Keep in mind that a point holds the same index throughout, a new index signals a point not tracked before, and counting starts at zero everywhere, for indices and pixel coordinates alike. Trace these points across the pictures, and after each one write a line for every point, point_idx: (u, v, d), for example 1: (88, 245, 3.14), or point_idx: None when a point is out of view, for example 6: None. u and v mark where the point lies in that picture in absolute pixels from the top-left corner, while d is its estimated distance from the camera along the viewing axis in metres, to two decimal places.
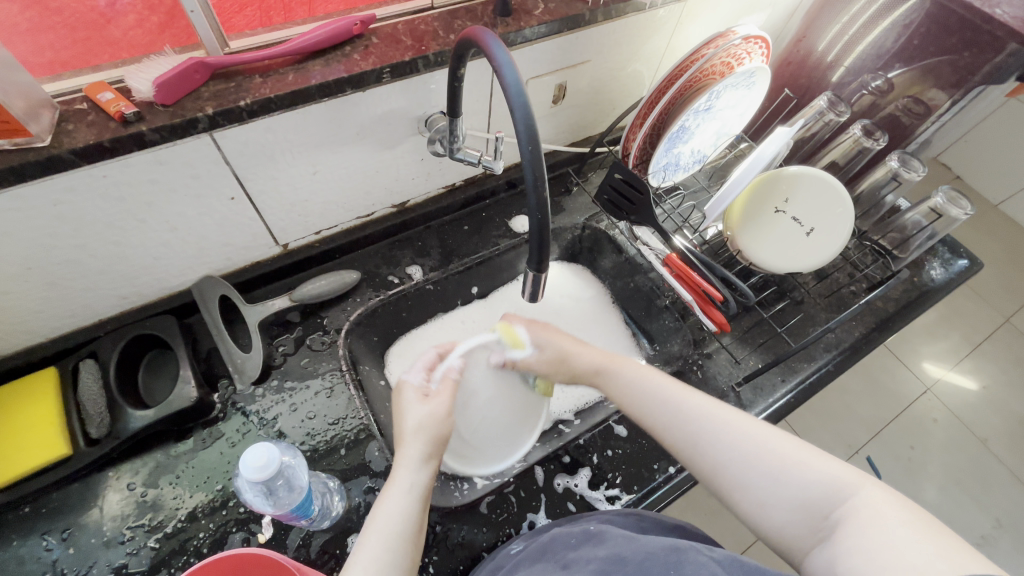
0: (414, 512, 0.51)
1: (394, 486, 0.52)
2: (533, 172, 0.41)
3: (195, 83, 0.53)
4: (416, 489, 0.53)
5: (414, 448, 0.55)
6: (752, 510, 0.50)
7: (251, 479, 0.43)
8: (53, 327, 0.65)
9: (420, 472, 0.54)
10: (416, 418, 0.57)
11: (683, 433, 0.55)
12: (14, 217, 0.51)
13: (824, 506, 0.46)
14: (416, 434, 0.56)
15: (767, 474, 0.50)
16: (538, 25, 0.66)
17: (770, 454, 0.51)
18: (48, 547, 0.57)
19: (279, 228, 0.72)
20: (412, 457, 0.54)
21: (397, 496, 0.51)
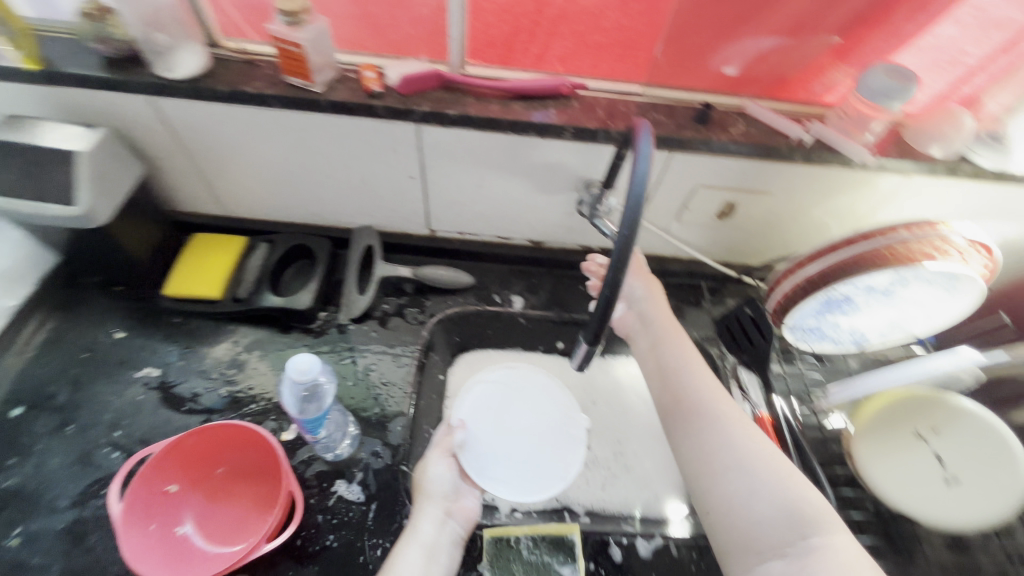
0: (422, 569, 0.58)
1: (402, 558, 0.58)
2: (619, 254, 0.43)
3: (429, 86, 0.68)
4: (427, 545, 0.60)
5: (431, 507, 0.63)
6: (732, 500, 0.53)
7: (293, 377, 0.52)
8: (261, 212, 0.86)
9: (431, 527, 0.61)
10: (435, 473, 0.66)
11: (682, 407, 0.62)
12: (278, 129, 0.71)
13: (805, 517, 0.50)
14: (434, 505, 0.63)
15: (740, 477, 0.54)
16: (727, 142, 0.68)
17: (743, 454, 0.55)
18: (170, 353, 0.76)
19: (433, 215, 0.85)
20: (427, 513, 0.62)
21: (409, 561, 0.58)
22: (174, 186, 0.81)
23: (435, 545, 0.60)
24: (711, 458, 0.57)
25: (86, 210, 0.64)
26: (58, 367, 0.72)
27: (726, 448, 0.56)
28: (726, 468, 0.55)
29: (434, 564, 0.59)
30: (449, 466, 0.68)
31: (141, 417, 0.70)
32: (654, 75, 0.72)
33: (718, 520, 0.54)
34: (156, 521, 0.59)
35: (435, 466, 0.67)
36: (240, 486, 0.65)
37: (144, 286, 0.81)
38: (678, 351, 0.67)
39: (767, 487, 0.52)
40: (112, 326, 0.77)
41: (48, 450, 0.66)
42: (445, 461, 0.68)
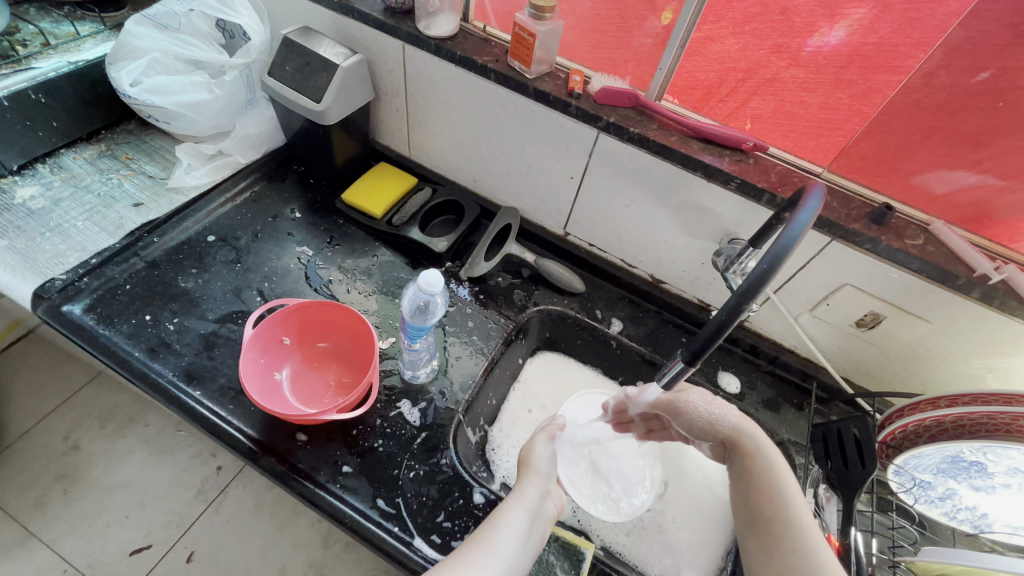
0: (524, 529, 0.55)
1: (511, 513, 0.56)
2: (750, 284, 0.45)
3: (622, 103, 0.74)
4: (532, 509, 0.58)
5: (538, 483, 0.61)
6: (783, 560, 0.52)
7: (423, 284, 0.59)
8: (436, 165, 0.99)
9: (538, 496, 0.60)
10: (541, 450, 0.66)
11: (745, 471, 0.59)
12: (484, 99, 0.82)
13: None
14: (541, 476, 0.62)
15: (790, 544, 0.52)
16: (897, 248, 0.65)
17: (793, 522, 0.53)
18: (325, 243, 0.90)
19: (573, 219, 0.91)
20: (534, 484, 0.61)
21: (515, 516, 0.56)
22: (384, 120, 0.97)
23: (537, 511, 0.58)
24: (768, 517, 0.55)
25: (323, 108, 0.80)
26: (248, 219, 0.90)
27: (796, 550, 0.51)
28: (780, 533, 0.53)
29: (534, 529, 0.57)
30: (551, 449, 0.67)
31: (286, 280, 0.84)
32: (839, 163, 0.72)
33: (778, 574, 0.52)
34: (266, 357, 0.69)
35: (544, 448, 0.67)
36: (332, 364, 0.74)
37: (328, 186, 0.97)
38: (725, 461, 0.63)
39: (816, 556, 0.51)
40: (295, 206, 0.93)
41: (216, 274, 0.82)
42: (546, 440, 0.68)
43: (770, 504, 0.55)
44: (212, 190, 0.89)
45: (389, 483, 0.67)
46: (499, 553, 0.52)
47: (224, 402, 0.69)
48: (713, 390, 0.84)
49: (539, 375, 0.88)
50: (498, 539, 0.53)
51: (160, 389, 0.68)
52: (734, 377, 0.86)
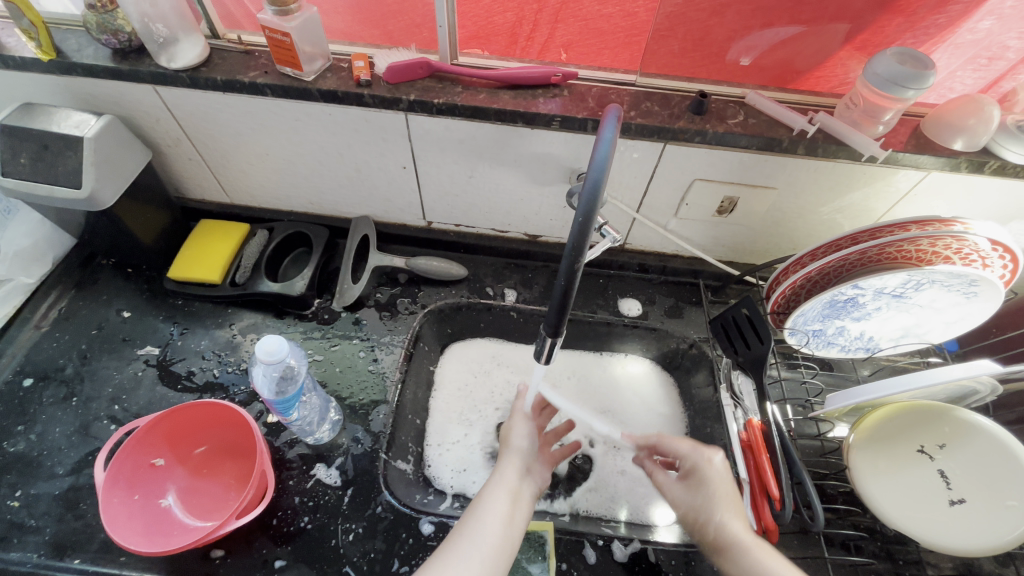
0: (496, 536, 0.54)
1: (481, 511, 0.57)
2: (574, 241, 0.42)
3: (416, 76, 0.68)
4: (512, 487, 0.60)
5: (508, 467, 0.63)
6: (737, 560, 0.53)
7: (264, 361, 0.52)
8: (264, 201, 0.89)
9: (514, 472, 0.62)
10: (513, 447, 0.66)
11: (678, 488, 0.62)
12: (275, 118, 0.73)
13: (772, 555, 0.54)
14: (514, 445, 0.66)
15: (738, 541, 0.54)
16: (723, 132, 0.65)
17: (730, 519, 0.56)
18: (171, 332, 0.79)
19: (427, 207, 0.85)
20: (511, 451, 0.66)
21: (488, 524, 0.55)
22: (183, 174, 0.84)
23: (513, 511, 0.58)
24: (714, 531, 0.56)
25: (89, 193, 0.67)
26: (67, 342, 0.76)
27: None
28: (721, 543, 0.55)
29: (514, 521, 0.57)
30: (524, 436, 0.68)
31: (139, 393, 0.73)
32: (648, 65, 0.70)
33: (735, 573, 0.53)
34: (141, 491, 0.61)
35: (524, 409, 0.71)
36: (224, 463, 0.67)
37: (152, 268, 0.84)
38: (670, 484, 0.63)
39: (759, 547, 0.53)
40: (120, 305, 0.80)
41: (51, 420, 0.69)
42: (523, 432, 0.68)
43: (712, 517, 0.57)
44: (6, 327, 0.75)
45: (331, 557, 0.62)
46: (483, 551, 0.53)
47: (113, 557, 0.60)
48: (617, 320, 0.84)
49: (454, 373, 0.84)
50: (479, 527, 0.55)
51: None
52: (635, 299, 0.87)
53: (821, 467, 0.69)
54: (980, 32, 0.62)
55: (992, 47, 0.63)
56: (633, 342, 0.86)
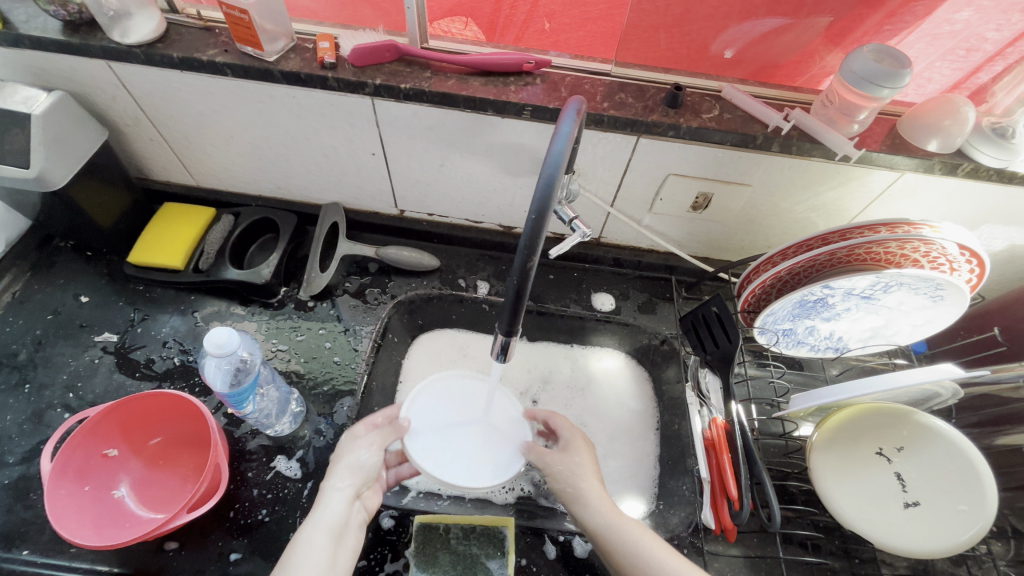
0: (328, 551, 0.51)
1: (302, 549, 0.50)
2: (528, 239, 0.41)
3: (384, 59, 0.65)
4: (334, 525, 0.53)
5: (323, 512, 0.53)
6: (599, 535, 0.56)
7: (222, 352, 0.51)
8: (231, 185, 0.86)
9: (340, 507, 0.54)
10: (333, 502, 0.55)
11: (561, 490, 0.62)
12: (237, 99, 0.70)
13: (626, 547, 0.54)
14: (339, 482, 0.56)
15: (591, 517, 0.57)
16: (697, 126, 0.63)
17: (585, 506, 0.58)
18: (130, 318, 0.77)
19: (398, 194, 0.83)
20: (332, 491, 0.56)
21: (313, 551, 0.50)
22: (144, 155, 0.81)
23: (343, 525, 0.54)
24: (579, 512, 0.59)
25: (37, 173, 0.64)
26: (22, 327, 0.74)
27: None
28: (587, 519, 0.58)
29: (342, 546, 0.53)
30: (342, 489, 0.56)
31: (95, 380, 0.71)
32: (624, 54, 0.69)
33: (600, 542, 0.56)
34: (92, 483, 0.59)
35: (351, 437, 0.60)
36: (181, 453, 0.65)
37: (112, 251, 0.82)
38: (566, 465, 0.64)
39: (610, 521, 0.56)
40: (78, 290, 0.78)
41: (3, 406, 0.67)
42: (345, 491, 0.56)
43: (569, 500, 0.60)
44: None
45: None
46: None
47: (63, 549, 0.59)
48: (590, 314, 0.83)
49: (423, 365, 0.83)
50: None
51: None
52: (609, 294, 0.86)
53: (783, 466, 0.69)
54: (958, 23, 0.61)
55: (970, 39, 0.62)
56: (605, 337, 0.85)
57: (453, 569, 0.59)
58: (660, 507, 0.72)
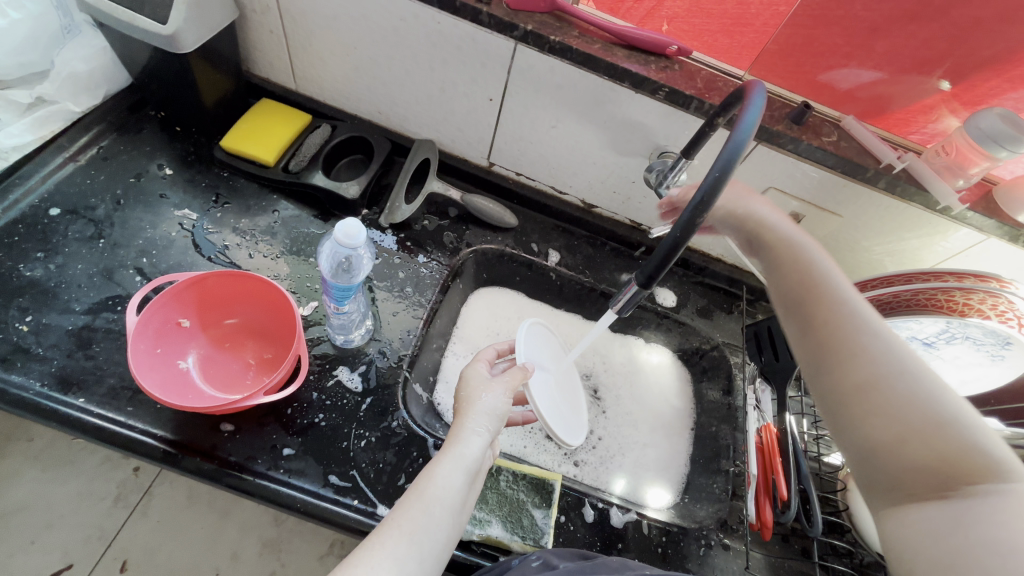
0: (462, 493, 0.51)
1: (446, 477, 0.51)
2: (703, 195, 0.40)
3: (536, 8, 0.67)
4: (470, 467, 0.53)
5: (460, 451, 0.53)
6: (873, 402, 0.44)
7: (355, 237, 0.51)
8: (331, 98, 0.86)
9: (477, 452, 0.54)
10: (477, 446, 0.54)
11: (835, 307, 0.48)
12: (377, 12, 0.70)
13: (939, 413, 0.41)
14: (478, 427, 0.55)
15: (863, 382, 0.44)
16: (816, 146, 0.66)
17: (863, 337, 0.46)
18: (211, 202, 0.76)
19: (496, 146, 0.83)
20: (472, 432, 0.55)
21: (452, 485, 0.51)
22: (257, 46, 0.81)
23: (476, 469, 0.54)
24: (845, 351, 0.46)
25: (172, 32, 0.63)
26: (102, 182, 0.72)
27: (946, 447, 0.40)
28: (869, 362, 0.45)
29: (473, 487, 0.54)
30: (482, 440, 0.55)
31: (170, 252, 0.70)
32: (757, 65, 0.72)
33: (873, 406, 0.43)
34: (163, 347, 0.59)
35: (482, 376, 0.60)
36: (247, 340, 0.65)
37: (202, 132, 0.81)
38: (800, 276, 0.52)
39: (907, 366, 0.44)
40: (163, 161, 0.77)
41: (74, 255, 0.66)
42: (484, 438, 0.55)
43: (832, 331, 0.47)
44: (40, 150, 0.70)
45: (340, 457, 0.61)
46: (428, 547, 0.47)
47: (119, 405, 0.58)
48: (651, 306, 0.85)
49: (480, 317, 0.84)
50: (427, 521, 0.48)
51: (29, 405, 0.56)
52: (671, 291, 0.87)
53: None
54: None
55: None
56: (658, 331, 0.87)
57: (499, 509, 0.60)
58: (685, 500, 0.75)
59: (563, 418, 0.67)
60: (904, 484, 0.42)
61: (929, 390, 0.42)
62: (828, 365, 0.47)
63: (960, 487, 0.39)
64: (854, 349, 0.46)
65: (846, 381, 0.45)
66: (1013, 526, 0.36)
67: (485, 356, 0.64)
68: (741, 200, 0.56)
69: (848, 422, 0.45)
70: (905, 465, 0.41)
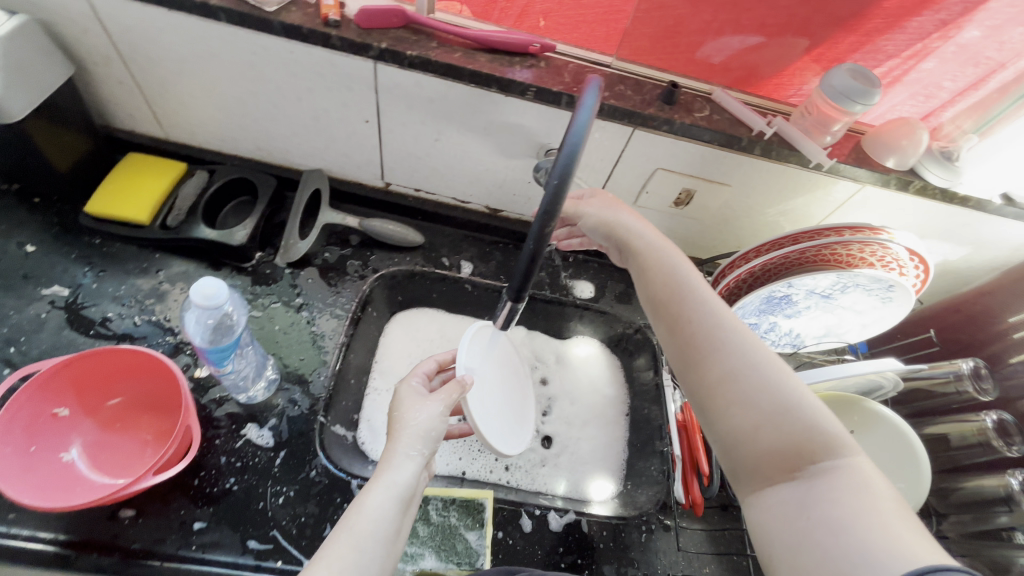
0: (395, 520, 0.49)
1: (377, 501, 0.49)
2: (548, 205, 0.41)
3: (390, 24, 0.65)
4: (403, 495, 0.50)
5: (390, 474, 0.51)
6: (733, 396, 0.47)
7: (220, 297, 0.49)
8: (205, 141, 0.81)
9: (410, 477, 0.51)
10: (410, 472, 0.52)
11: (702, 321, 0.52)
12: (226, 48, 0.66)
13: (792, 405, 0.45)
14: (410, 449, 0.53)
15: (731, 373, 0.48)
16: (689, 123, 0.67)
17: (727, 335, 0.50)
18: (84, 273, 0.71)
19: (387, 166, 0.81)
20: (403, 455, 0.52)
21: (381, 504, 0.48)
22: (110, 98, 0.75)
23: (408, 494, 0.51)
24: (711, 351, 0.50)
25: None
26: None
27: (788, 431, 0.44)
28: (723, 362, 0.49)
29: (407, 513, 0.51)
30: (413, 459, 0.52)
31: (42, 336, 0.65)
32: (624, 48, 0.71)
33: (729, 398, 0.47)
34: (39, 444, 0.54)
35: (415, 395, 0.58)
36: (142, 416, 0.61)
37: (65, 200, 0.75)
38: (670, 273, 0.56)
39: (766, 361, 0.47)
40: (24, 238, 0.71)
41: None
42: (416, 460, 0.53)
43: (693, 332, 0.51)
44: None
45: (257, 520, 0.59)
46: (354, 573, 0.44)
47: None
48: (570, 300, 0.85)
49: (400, 341, 0.82)
50: (356, 551, 0.45)
51: None
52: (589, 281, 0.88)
53: None
54: (922, 71, 0.71)
55: (930, 86, 0.73)
56: (583, 323, 0.88)
57: (431, 540, 0.59)
58: (628, 487, 0.75)
59: (504, 431, 0.66)
60: (761, 466, 0.44)
61: (774, 379, 0.46)
62: (693, 366, 0.51)
63: (809, 469, 0.42)
64: (709, 349, 0.50)
65: (707, 373, 0.49)
66: (845, 502, 0.39)
67: (421, 372, 0.62)
68: (610, 210, 0.62)
69: (712, 415, 0.48)
70: (762, 454, 0.44)
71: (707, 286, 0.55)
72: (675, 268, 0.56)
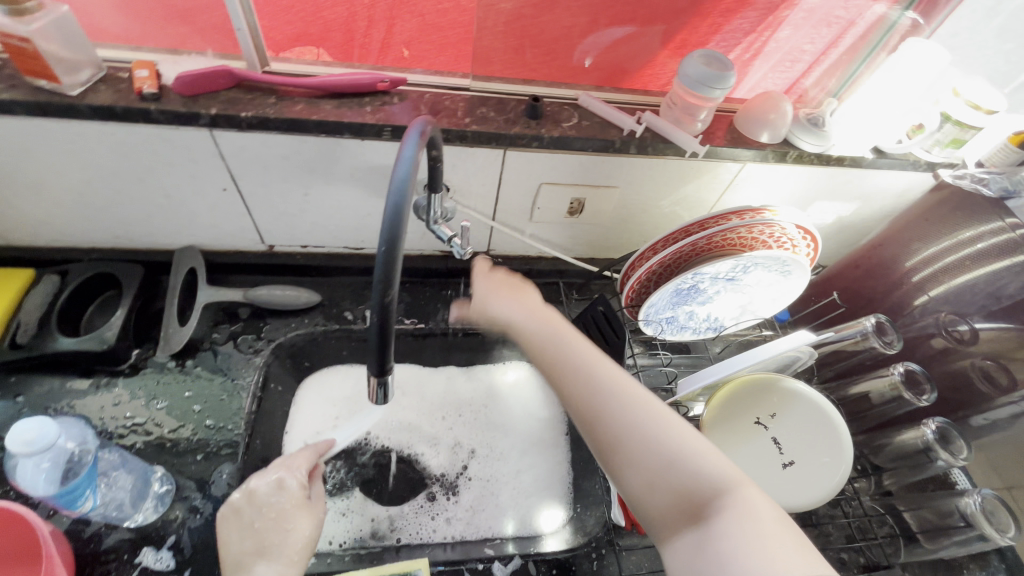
0: None
1: None
2: (382, 273, 0.38)
3: (218, 86, 0.59)
4: None
5: None
6: (629, 449, 0.47)
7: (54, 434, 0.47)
8: (53, 239, 0.73)
9: None
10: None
11: (587, 375, 0.51)
12: (38, 141, 0.59)
13: (682, 451, 0.45)
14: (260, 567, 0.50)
15: (621, 426, 0.48)
16: (557, 135, 0.65)
17: (610, 387, 0.50)
18: None
19: (263, 229, 0.75)
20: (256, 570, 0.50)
21: None
22: None
23: None
24: (600, 404, 0.49)
25: None
26: None
27: (681, 478, 0.44)
28: (612, 415, 0.48)
29: None
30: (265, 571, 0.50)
31: None
32: (478, 66, 0.69)
33: (627, 452, 0.47)
34: None
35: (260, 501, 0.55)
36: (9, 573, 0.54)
37: None
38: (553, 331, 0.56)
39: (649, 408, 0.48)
40: None
41: None
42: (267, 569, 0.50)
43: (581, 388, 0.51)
44: None
45: None
46: None
47: None
48: None
49: (315, 410, 0.77)
50: None
51: None
52: None
53: None
54: (780, 39, 0.71)
55: (792, 52, 0.72)
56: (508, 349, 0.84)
57: None
58: (578, 510, 0.73)
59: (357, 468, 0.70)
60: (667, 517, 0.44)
61: (659, 428, 0.47)
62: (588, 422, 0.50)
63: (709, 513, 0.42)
64: (596, 412, 0.49)
65: (600, 435, 0.48)
66: (739, 541, 0.40)
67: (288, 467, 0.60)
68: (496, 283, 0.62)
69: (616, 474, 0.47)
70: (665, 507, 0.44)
71: (586, 340, 0.55)
72: (554, 328, 0.57)
